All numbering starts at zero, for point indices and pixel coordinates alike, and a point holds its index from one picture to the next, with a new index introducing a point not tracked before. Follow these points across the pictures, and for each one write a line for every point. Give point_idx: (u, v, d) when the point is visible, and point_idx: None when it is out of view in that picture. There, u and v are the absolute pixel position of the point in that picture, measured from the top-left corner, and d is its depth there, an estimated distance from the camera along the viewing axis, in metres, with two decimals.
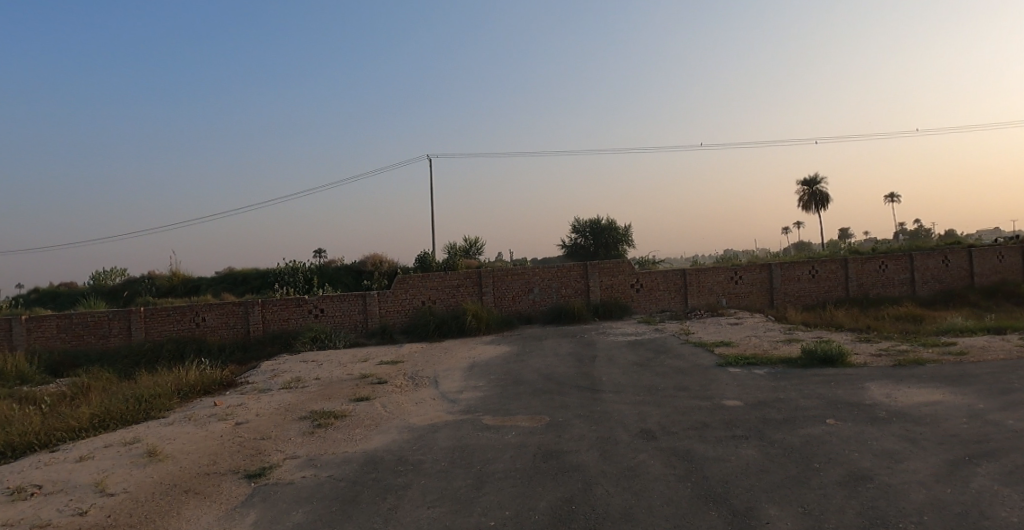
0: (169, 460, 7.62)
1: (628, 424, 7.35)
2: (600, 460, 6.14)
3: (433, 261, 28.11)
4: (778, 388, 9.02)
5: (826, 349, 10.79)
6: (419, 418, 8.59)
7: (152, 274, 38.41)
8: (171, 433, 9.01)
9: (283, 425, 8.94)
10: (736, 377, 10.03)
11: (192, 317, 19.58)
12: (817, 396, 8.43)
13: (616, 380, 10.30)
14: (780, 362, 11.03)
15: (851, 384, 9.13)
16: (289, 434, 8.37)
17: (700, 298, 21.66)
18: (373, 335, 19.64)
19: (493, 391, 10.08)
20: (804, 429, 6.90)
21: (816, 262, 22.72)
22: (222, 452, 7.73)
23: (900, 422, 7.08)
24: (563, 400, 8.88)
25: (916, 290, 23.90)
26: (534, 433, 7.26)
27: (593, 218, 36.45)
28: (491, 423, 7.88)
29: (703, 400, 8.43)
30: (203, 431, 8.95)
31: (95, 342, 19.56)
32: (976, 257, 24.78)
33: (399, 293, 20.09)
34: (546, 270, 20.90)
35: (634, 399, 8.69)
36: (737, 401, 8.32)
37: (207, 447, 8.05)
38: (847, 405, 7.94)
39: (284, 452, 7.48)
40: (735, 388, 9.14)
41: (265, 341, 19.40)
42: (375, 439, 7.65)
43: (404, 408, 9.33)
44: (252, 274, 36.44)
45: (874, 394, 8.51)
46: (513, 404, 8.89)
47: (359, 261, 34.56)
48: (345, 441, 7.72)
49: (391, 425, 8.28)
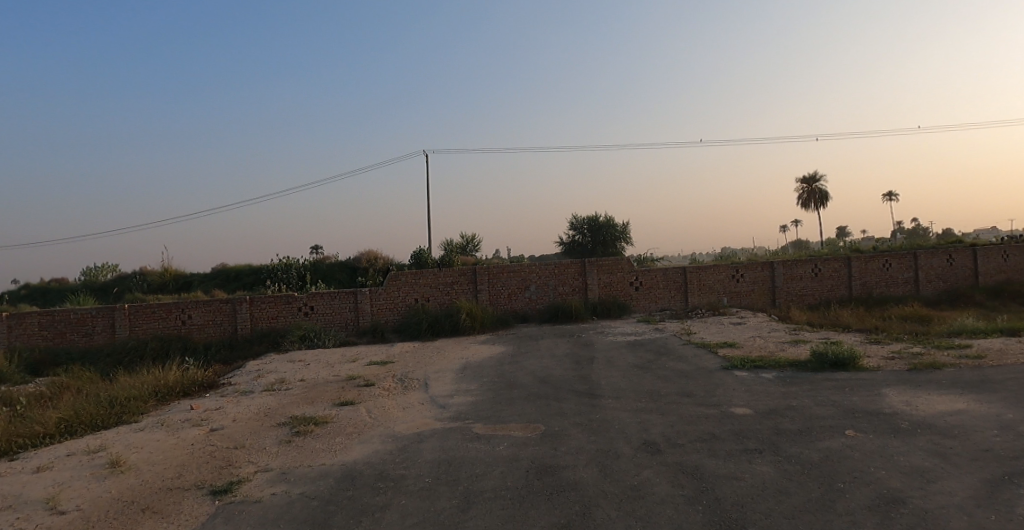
0: (132, 472, 7.03)
1: (630, 434, 6.76)
2: (598, 477, 5.55)
3: (428, 258, 27.50)
4: (788, 394, 8.44)
5: (838, 353, 10.21)
6: (405, 425, 8.01)
7: (143, 270, 37.74)
8: (139, 440, 8.41)
9: (260, 432, 8.33)
10: (743, 381, 9.44)
11: (178, 315, 18.95)
12: (832, 404, 7.85)
13: (615, 384, 9.70)
14: (789, 365, 10.45)
15: (867, 390, 8.56)
16: (265, 442, 7.77)
17: (701, 297, 21.10)
18: (364, 334, 19.04)
19: (486, 395, 9.48)
20: (822, 442, 6.33)
21: (819, 260, 22.17)
22: (191, 463, 7.15)
23: (927, 435, 6.50)
24: (560, 407, 8.29)
25: (920, 290, 23.37)
26: (528, 444, 6.68)
27: (591, 215, 35.87)
28: (482, 433, 7.29)
29: (710, 407, 7.84)
30: (174, 439, 8.34)
31: (78, 340, 18.93)
32: (981, 257, 24.25)
33: (392, 291, 19.48)
34: (543, 267, 20.32)
35: (636, 406, 8.11)
36: (746, 408, 7.74)
37: (175, 457, 7.45)
38: (866, 414, 7.36)
39: (257, 464, 6.90)
40: (743, 394, 8.55)
41: (252, 339, 18.77)
42: (355, 450, 7.05)
43: (390, 414, 8.74)
44: (246, 270, 35.86)
45: (894, 401, 7.94)
46: (506, 410, 8.30)
47: (354, 257, 33.92)
48: (323, 451, 7.14)
49: (374, 434, 7.68)
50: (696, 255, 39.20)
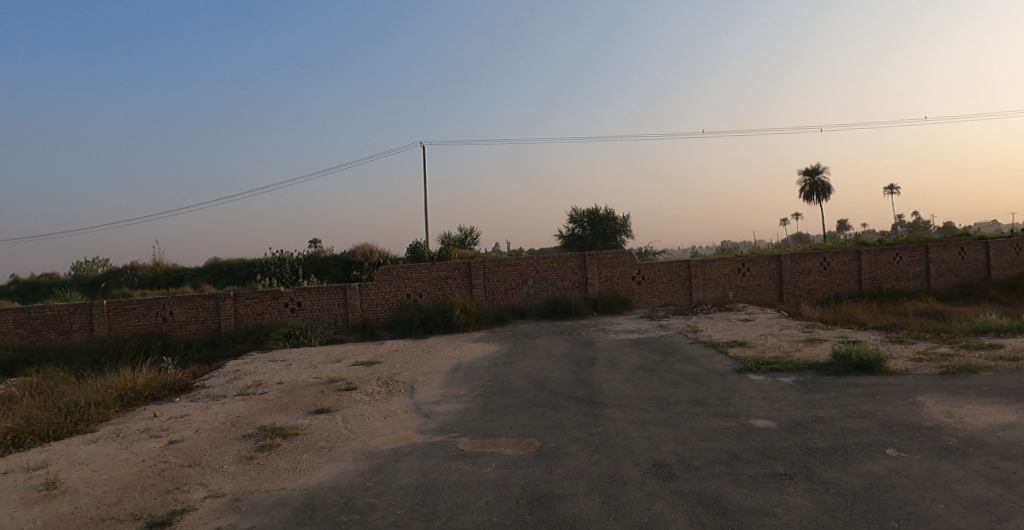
0: (67, 497, 6.14)
1: (637, 454, 5.85)
2: (602, 511, 4.66)
3: (425, 251, 26.57)
4: (813, 403, 7.54)
5: (863, 354, 9.32)
6: (383, 439, 7.10)
7: (135, 265, 36.85)
8: (87, 456, 7.51)
9: (220, 446, 7.42)
10: (760, 387, 8.53)
11: (158, 311, 18.03)
12: (864, 415, 6.96)
13: (619, 390, 8.78)
14: (809, 367, 9.55)
15: (900, 398, 7.67)
16: (223, 460, 6.86)
17: (706, 291, 20.23)
18: (353, 331, 18.15)
19: (476, 403, 8.58)
20: (861, 465, 5.44)
21: (828, 253, 21.26)
22: (135, 486, 6.25)
23: (981, 456, 5.61)
24: (557, 417, 7.40)
25: (932, 284, 22.46)
26: (521, 465, 5.79)
27: (591, 207, 34.97)
28: (468, 450, 6.38)
29: (726, 420, 6.94)
30: (126, 454, 7.46)
31: (55, 338, 18.02)
32: (994, 250, 23.33)
33: (382, 285, 18.58)
34: (541, 261, 19.39)
35: (643, 417, 7.21)
36: (768, 421, 6.86)
37: (121, 477, 6.56)
38: (906, 429, 6.46)
39: (209, 487, 6.01)
40: (762, 402, 7.66)
41: (236, 337, 17.88)
42: (321, 471, 6.15)
43: (369, 424, 7.84)
44: (239, 264, 34.93)
45: (933, 412, 7.05)
46: (496, 422, 7.40)
47: (349, 251, 32.96)
48: (286, 471, 6.24)
49: (345, 450, 6.77)
50: (697, 250, 38.32)
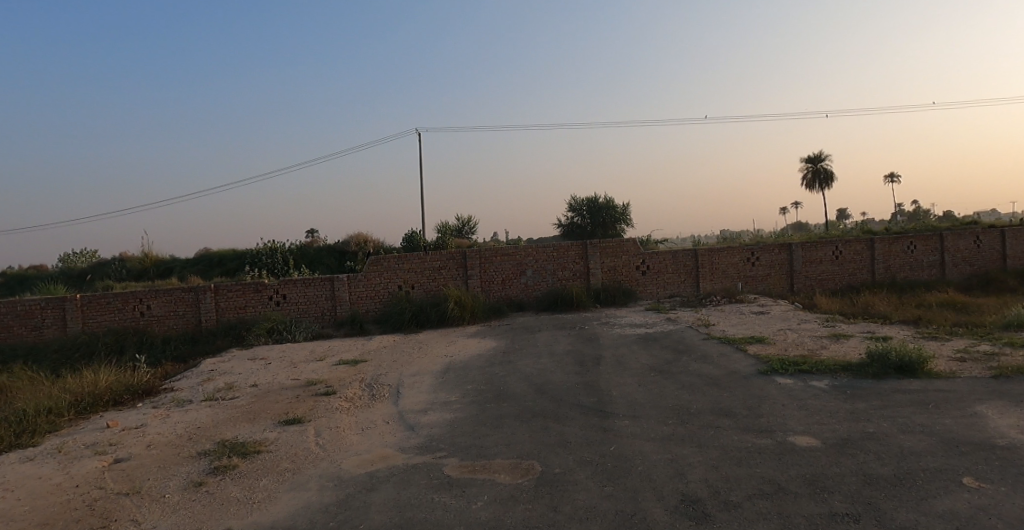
0: None
1: (659, 485, 4.81)
2: None
3: (421, 240, 25.48)
4: (858, 414, 6.51)
5: (903, 355, 8.28)
6: (357, 461, 6.04)
7: (123, 257, 35.63)
8: (15, 479, 6.45)
9: (169, 468, 6.36)
10: (792, 393, 7.49)
11: (135, 306, 16.94)
12: (922, 431, 5.91)
13: (630, 396, 7.73)
14: (842, 369, 8.49)
15: (957, 408, 6.64)
16: (169, 485, 5.81)
17: (713, 282, 19.19)
18: (341, 325, 17.09)
19: (468, 412, 7.54)
20: (938, 500, 4.43)
21: (841, 241, 20.20)
22: (56, 523, 5.20)
23: None
24: (562, 432, 6.36)
25: (948, 273, 21.39)
26: (520, 499, 4.74)
27: (591, 195, 33.85)
28: (455, 477, 5.33)
29: (759, 436, 5.90)
30: (61, 477, 6.39)
31: (25, 335, 16.90)
32: (1012, 238, 22.20)
33: (373, 277, 17.51)
34: (540, 250, 18.32)
35: (662, 432, 6.17)
36: (810, 438, 5.82)
37: (40, 511, 5.48)
38: (976, 449, 5.43)
39: (140, 527, 4.96)
40: (798, 413, 6.61)
41: (217, 332, 16.81)
42: (278, 504, 5.10)
43: (344, 440, 6.79)
44: (229, 255, 33.68)
45: (1001, 426, 6.01)
46: (490, 438, 6.36)
47: (343, 241, 31.84)
48: (236, 503, 5.20)
49: (311, 476, 5.72)
50: (699, 238, 37.22)
